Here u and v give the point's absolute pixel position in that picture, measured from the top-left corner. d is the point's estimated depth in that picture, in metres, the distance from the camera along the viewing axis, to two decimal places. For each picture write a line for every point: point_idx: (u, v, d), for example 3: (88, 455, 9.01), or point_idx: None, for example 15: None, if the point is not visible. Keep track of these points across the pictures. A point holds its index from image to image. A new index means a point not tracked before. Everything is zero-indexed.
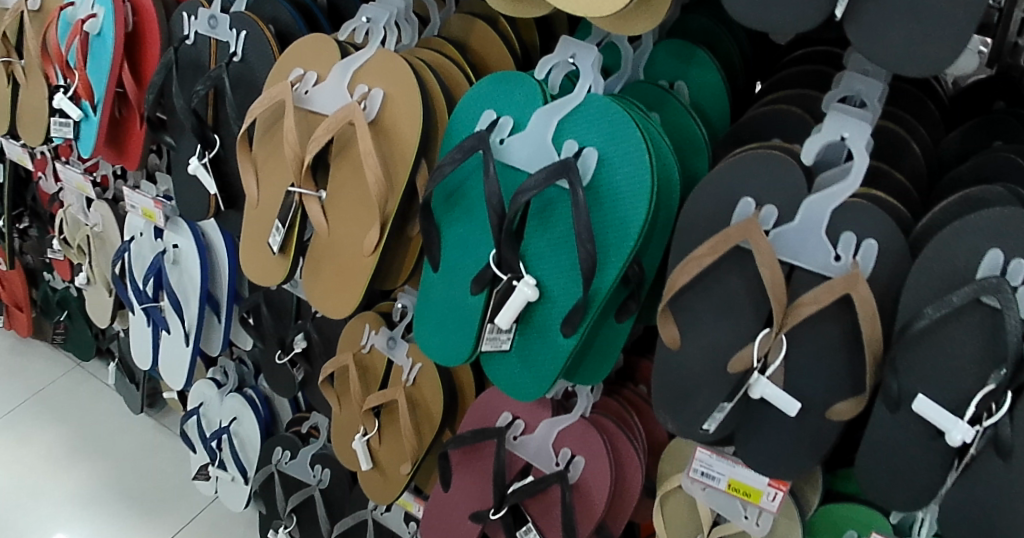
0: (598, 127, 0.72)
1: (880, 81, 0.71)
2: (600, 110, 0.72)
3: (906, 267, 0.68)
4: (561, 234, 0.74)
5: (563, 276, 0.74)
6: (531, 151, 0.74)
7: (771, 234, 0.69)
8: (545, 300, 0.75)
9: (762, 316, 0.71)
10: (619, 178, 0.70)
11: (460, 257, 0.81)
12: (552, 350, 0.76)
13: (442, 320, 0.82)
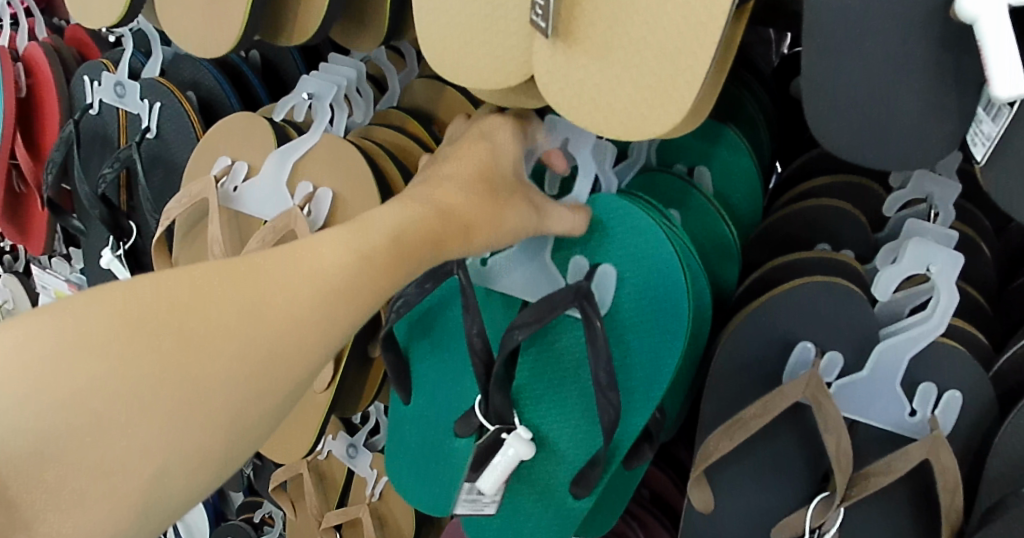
0: (620, 235, 0.57)
1: (958, 182, 0.58)
2: (619, 215, 0.57)
3: (993, 420, 0.53)
4: (574, 364, 0.60)
5: (576, 415, 0.60)
6: (522, 272, 0.63)
7: (832, 387, 0.55)
8: (553, 446, 0.61)
9: (815, 476, 0.57)
10: (645, 303, 0.56)
11: (439, 392, 0.66)
12: (562, 511, 0.61)
13: (421, 467, 0.67)
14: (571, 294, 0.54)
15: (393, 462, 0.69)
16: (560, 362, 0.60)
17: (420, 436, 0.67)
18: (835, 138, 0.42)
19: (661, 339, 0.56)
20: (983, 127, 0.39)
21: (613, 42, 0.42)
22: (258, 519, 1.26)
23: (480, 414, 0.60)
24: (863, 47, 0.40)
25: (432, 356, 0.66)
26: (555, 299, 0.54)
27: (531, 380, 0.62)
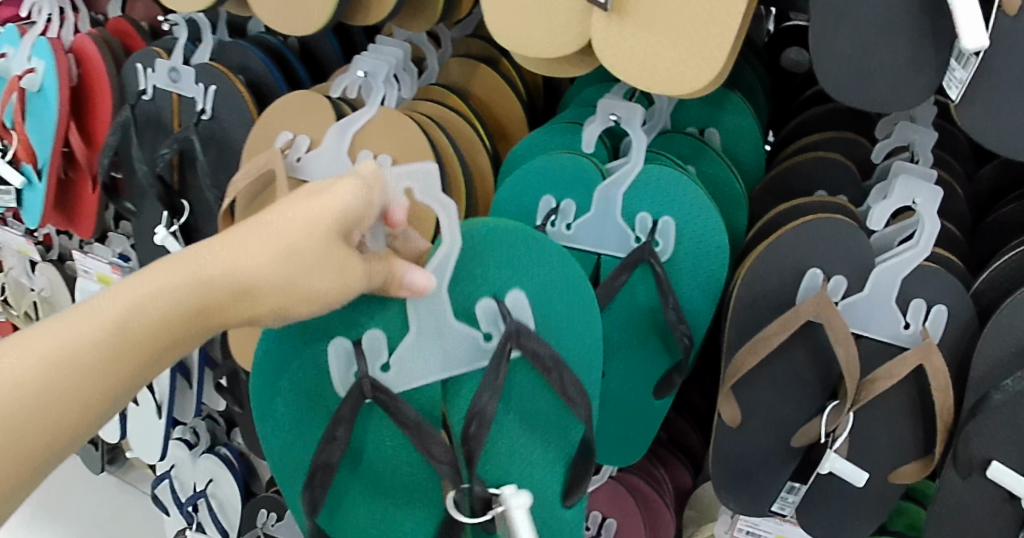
0: (489, 262, 0.56)
1: (933, 131, 0.65)
2: (476, 240, 0.56)
3: (975, 332, 0.63)
4: (511, 409, 0.61)
5: (548, 448, 0.62)
6: (437, 354, 0.56)
7: (839, 306, 0.64)
8: (536, 489, 0.62)
9: (827, 388, 0.66)
10: (554, 308, 0.58)
11: (378, 517, 0.62)
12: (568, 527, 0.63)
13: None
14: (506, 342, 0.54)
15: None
16: (500, 423, 0.61)
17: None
18: (836, 86, 0.51)
19: (580, 337, 0.60)
20: (957, 76, 0.47)
21: (656, 13, 0.51)
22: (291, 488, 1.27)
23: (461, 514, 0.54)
24: (860, 11, 0.49)
25: (347, 484, 0.61)
26: (500, 360, 0.54)
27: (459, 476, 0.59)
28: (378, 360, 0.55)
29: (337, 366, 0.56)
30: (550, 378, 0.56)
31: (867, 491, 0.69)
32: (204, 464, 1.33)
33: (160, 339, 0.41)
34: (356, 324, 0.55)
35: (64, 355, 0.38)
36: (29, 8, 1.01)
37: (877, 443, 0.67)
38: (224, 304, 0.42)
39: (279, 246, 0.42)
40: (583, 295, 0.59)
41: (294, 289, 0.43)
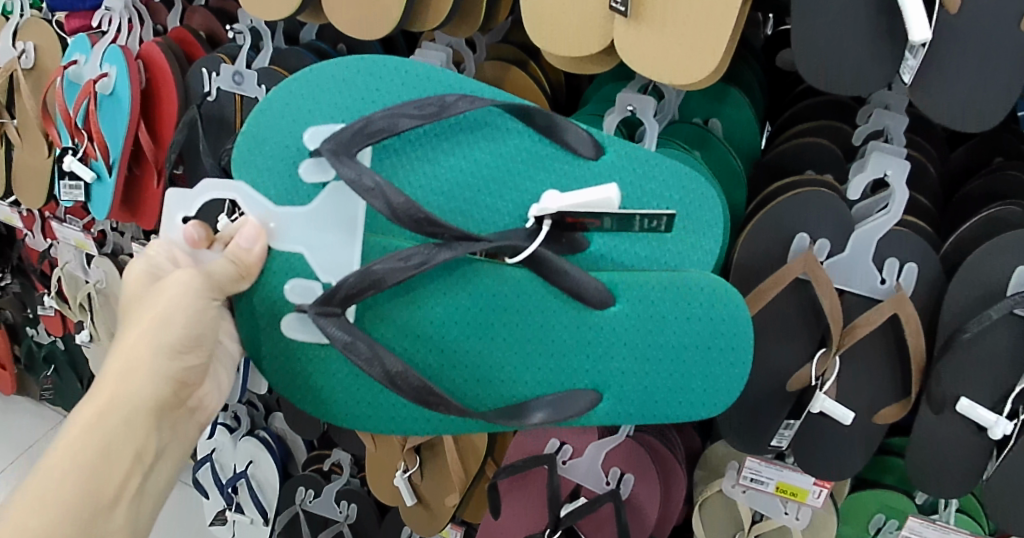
0: (288, 113, 0.59)
1: (905, 114, 0.74)
2: (267, 107, 0.59)
3: (942, 286, 0.73)
4: (444, 158, 0.61)
5: (528, 174, 0.61)
6: (326, 230, 0.59)
7: (825, 265, 0.74)
8: (557, 185, 0.61)
9: (816, 337, 0.76)
10: (363, 77, 0.59)
11: (584, 372, 0.63)
12: (620, 157, 0.61)
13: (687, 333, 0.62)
14: (337, 149, 0.56)
15: (729, 381, 0.63)
16: (440, 189, 0.60)
17: (647, 358, 0.63)
18: (819, 77, 0.61)
19: (422, 83, 0.60)
20: (909, 63, 0.58)
21: (666, 18, 0.62)
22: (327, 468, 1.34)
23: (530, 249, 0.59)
24: (831, 12, 0.60)
25: (488, 371, 0.63)
26: (348, 167, 0.56)
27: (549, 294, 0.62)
28: (315, 291, 0.60)
29: (299, 332, 0.61)
30: (407, 125, 0.57)
31: (854, 430, 0.79)
32: (244, 446, 1.38)
33: (99, 425, 0.56)
34: (282, 269, 0.60)
35: (55, 456, 0.55)
36: (101, 18, 1.13)
37: (862, 386, 0.77)
38: (125, 373, 0.57)
39: (147, 309, 0.58)
40: (388, 63, 0.60)
41: (154, 328, 0.57)
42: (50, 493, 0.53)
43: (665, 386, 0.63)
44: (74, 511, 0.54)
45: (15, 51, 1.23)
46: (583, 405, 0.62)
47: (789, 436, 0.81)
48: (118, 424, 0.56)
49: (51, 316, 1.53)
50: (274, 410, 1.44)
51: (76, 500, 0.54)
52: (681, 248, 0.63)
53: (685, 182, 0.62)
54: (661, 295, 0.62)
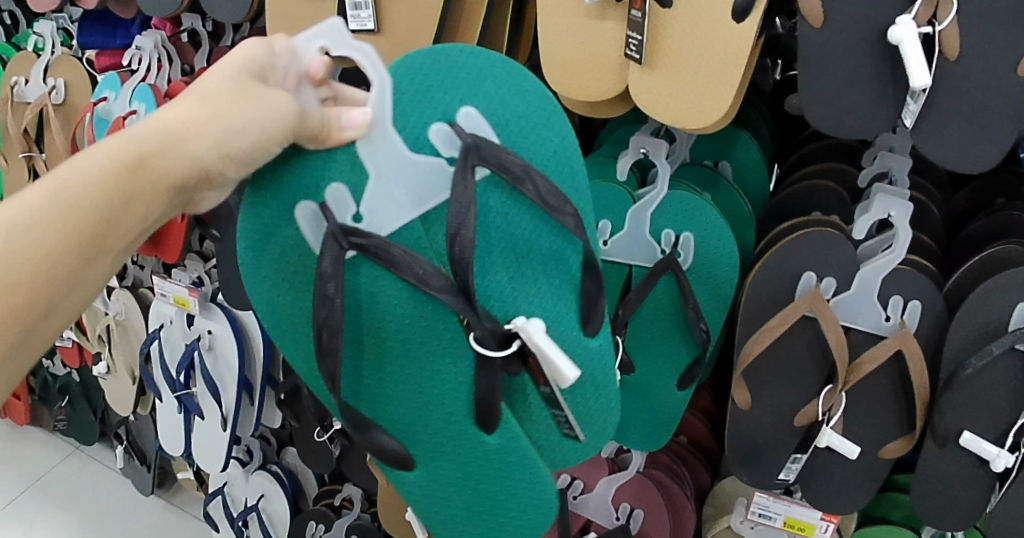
0: (441, 83, 0.56)
1: (908, 157, 0.77)
2: (458, 62, 0.57)
3: (945, 323, 0.75)
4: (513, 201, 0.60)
5: (545, 267, 0.62)
6: (396, 181, 0.55)
7: (831, 302, 0.77)
8: (552, 314, 0.62)
9: (823, 373, 0.78)
10: (537, 108, 0.59)
11: (423, 449, 0.64)
12: (600, 357, 0.65)
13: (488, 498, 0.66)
14: (470, 156, 0.55)
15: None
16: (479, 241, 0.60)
17: (452, 484, 0.65)
18: (824, 122, 0.65)
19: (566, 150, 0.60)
20: (910, 108, 0.62)
21: (679, 64, 0.66)
22: (337, 502, 1.33)
23: (489, 350, 0.59)
24: (835, 62, 0.64)
25: (371, 385, 0.62)
26: (462, 182, 0.55)
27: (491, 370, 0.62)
28: (348, 213, 0.55)
29: (307, 228, 0.55)
30: (525, 188, 0.57)
31: (861, 463, 0.81)
32: (256, 479, 1.39)
33: (105, 198, 0.46)
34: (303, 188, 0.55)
35: (24, 217, 0.44)
36: (131, 57, 1.19)
37: (869, 421, 0.79)
38: (157, 152, 0.47)
39: (237, 104, 0.48)
40: (547, 107, 0.59)
41: (224, 134, 0.48)
42: (31, 256, 0.45)
43: (440, 511, 0.67)
44: (31, 297, 0.45)
45: (46, 87, 1.27)
46: (392, 458, 0.63)
47: (795, 469, 0.82)
48: (122, 207, 0.47)
49: (69, 347, 1.57)
50: (287, 444, 1.43)
51: (41, 281, 0.45)
52: (552, 438, 0.68)
53: (604, 412, 0.67)
54: (509, 468, 0.65)
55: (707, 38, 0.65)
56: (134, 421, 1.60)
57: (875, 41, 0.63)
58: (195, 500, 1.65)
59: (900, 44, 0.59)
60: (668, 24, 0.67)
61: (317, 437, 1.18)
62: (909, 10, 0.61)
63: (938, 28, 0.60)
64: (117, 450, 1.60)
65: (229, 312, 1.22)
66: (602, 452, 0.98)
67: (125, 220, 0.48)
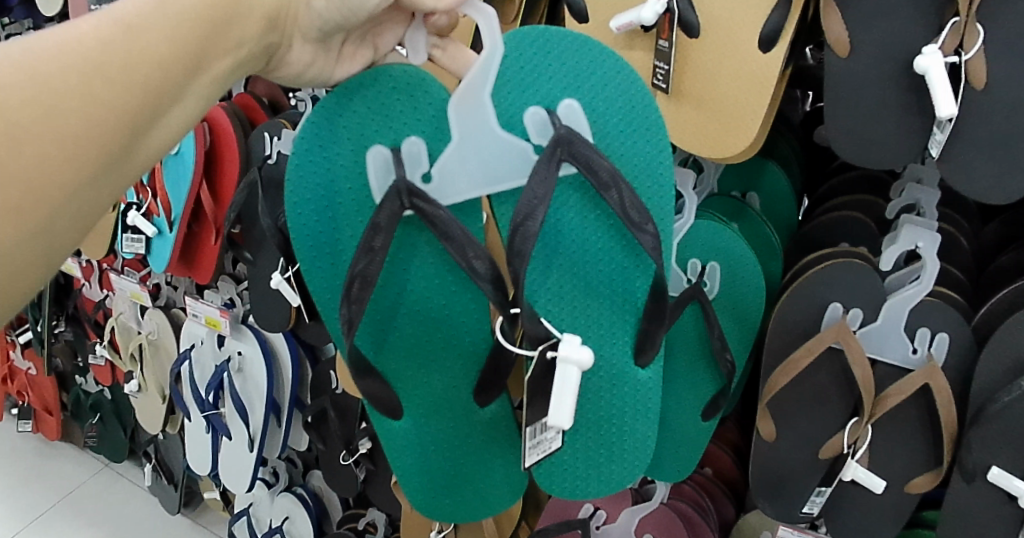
0: (543, 66, 0.60)
1: (937, 189, 0.77)
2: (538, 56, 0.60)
3: (973, 356, 0.75)
4: (585, 251, 0.64)
5: (607, 322, 0.65)
6: (501, 161, 0.60)
7: (857, 334, 0.76)
8: (448, 321, 0.66)
9: (849, 407, 0.78)
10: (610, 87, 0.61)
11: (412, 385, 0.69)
12: (646, 389, 0.66)
13: (430, 474, 0.72)
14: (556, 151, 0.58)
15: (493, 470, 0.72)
16: (547, 268, 0.64)
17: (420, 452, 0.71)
18: (849, 151, 0.66)
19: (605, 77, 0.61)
20: (937, 138, 0.63)
21: (705, 95, 0.68)
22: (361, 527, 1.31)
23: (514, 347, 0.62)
24: (861, 94, 0.65)
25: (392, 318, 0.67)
26: (390, 214, 0.59)
27: (467, 354, 0.68)
28: (419, 170, 0.60)
29: (374, 173, 0.61)
30: (610, 195, 0.60)
31: (885, 499, 0.80)
32: (281, 501, 1.40)
33: (191, 23, 0.51)
34: (528, 90, 0.60)
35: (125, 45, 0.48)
36: None
37: (895, 454, 0.78)
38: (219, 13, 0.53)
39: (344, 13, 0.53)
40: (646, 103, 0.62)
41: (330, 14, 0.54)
42: (138, 55, 0.48)
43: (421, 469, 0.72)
44: (140, 94, 0.48)
45: None
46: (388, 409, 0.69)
47: (820, 503, 0.81)
48: (223, 27, 0.53)
49: (102, 365, 1.62)
50: (313, 467, 1.44)
51: (148, 83, 0.49)
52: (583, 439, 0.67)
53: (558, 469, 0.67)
54: (466, 452, 0.71)
55: (733, 69, 0.67)
56: (163, 439, 1.62)
57: (901, 71, 0.64)
58: (219, 520, 1.66)
59: (926, 73, 0.60)
60: (695, 55, 0.68)
61: (342, 460, 1.21)
62: (935, 40, 0.62)
63: (964, 57, 0.61)
64: (146, 468, 1.63)
65: (259, 333, 1.25)
66: (626, 482, 0.98)
67: (229, 39, 0.53)
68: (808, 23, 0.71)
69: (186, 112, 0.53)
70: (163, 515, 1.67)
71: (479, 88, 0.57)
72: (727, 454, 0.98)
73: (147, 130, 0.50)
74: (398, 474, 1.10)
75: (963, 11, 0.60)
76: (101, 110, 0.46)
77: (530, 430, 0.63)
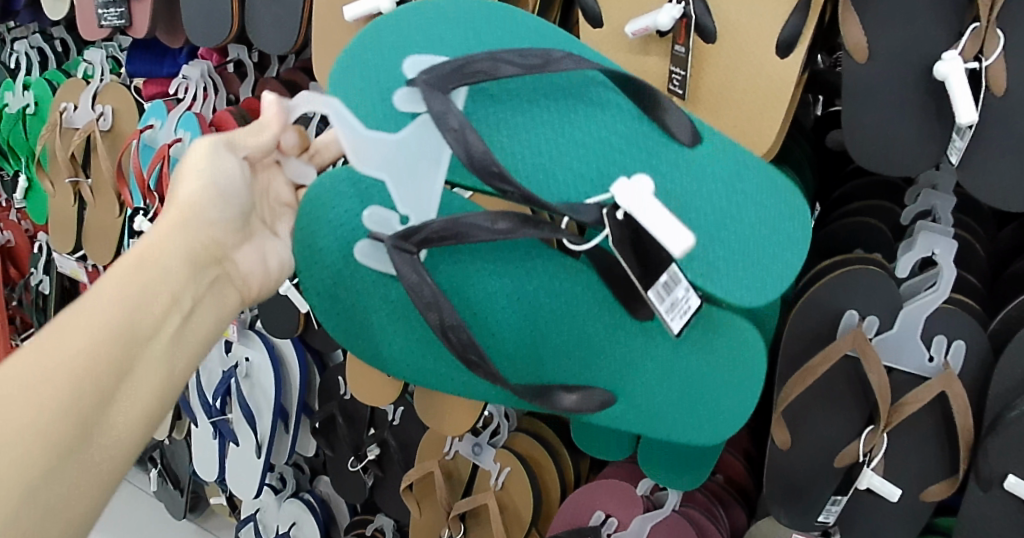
0: (392, 43, 0.61)
1: (952, 195, 0.76)
2: (389, 28, 0.62)
3: (990, 364, 0.74)
4: (550, 120, 0.62)
5: (632, 158, 0.62)
6: (424, 160, 0.59)
7: (873, 341, 0.76)
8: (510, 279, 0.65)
9: (865, 414, 0.77)
10: (472, 23, 0.62)
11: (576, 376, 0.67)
12: (713, 162, 0.62)
13: (669, 404, 0.67)
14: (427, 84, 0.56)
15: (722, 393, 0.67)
16: (550, 171, 0.61)
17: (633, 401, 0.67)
18: (866, 157, 0.66)
19: (451, 15, 0.62)
20: (956, 145, 0.62)
21: (723, 101, 0.67)
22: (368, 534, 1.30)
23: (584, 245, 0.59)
24: (880, 98, 0.65)
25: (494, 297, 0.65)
26: (412, 269, 0.58)
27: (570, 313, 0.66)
28: (393, 225, 0.61)
29: (372, 258, 0.63)
30: (505, 70, 0.57)
31: (902, 507, 0.79)
32: (289, 507, 1.39)
33: (130, 284, 0.50)
34: (400, 50, 0.61)
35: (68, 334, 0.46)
36: (177, 86, 1.21)
37: (911, 462, 0.78)
38: (151, 261, 0.53)
39: (227, 203, 0.59)
40: (500, 13, 0.63)
41: (227, 217, 0.59)
42: (75, 344, 0.46)
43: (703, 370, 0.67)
44: (92, 378, 0.46)
45: (94, 113, 1.28)
46: (597, 403, 0.64)
47: (835, 511, 0.81)
48: (155, 283, 0.52)
49: None
50: (320, 473, 1.45)
51: (98, 364, 0.46)
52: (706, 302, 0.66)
53: (733, 294, 0.59)
54: (671, 380, 0.67)
55: (752, 77, 0.66)
56: (168, 445, 1.62)
57: (920, 76, 0.63)
58: (225, 525, 1.66)
59: (946, 79, 0.60)
60: (712, 62, 0.67)
61: (350, 466, 1.20)
62: (955, 46, 0.61)
63: (985, 63, 0.60)
64: (152, 473, 1.62)
65: (267, 339, 1.25)
66: (637, 489, 0.97)
67: (162, 290, 0.52)
68: (824, 27, 0.70)
69: (152, 377, 0.50)
70: (168, 521, 1.66)
71: (353, 131, 0.58)
72: (739, 460, 0.98)
73: (116, 399, 0.47)
74: (407, 480, 1.09)
75: (984, 17, 0.60)
76: (50, 395, 0.44)
77: (656, 297, 0.57)
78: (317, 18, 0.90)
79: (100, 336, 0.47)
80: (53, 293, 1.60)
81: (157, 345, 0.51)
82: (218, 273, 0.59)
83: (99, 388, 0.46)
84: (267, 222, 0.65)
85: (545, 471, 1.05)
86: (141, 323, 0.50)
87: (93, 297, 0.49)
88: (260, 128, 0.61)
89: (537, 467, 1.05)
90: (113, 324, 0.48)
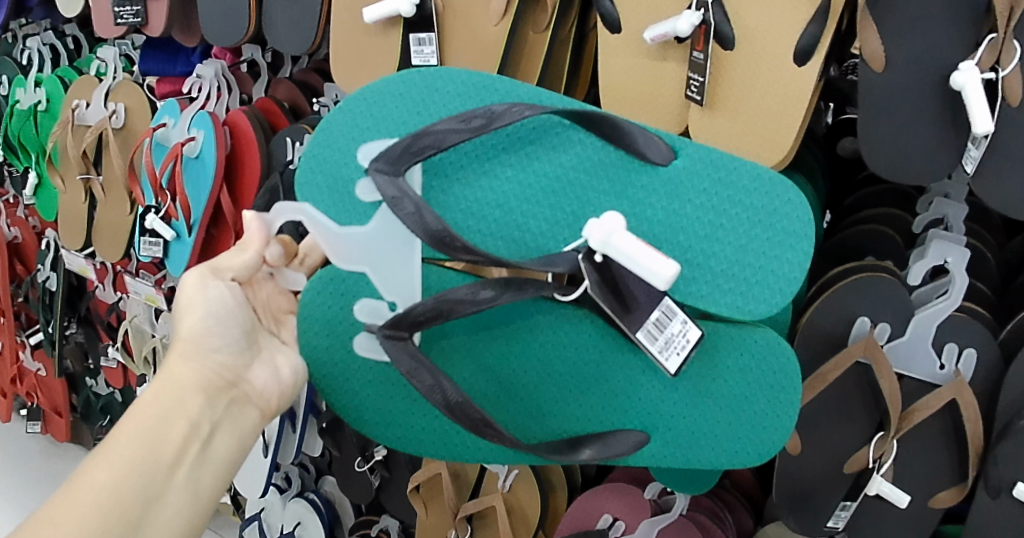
0: (344, 134, 0.62)
1: (964, 204, 0.77)
2: (340, 118, 0.62)
3: (1000, 372, 0.74)
4: (515, 174, 0.63)
5: (606, 192, 0.62)
6: (398, 247, 0.62)
7: (884, 348, 0.76)
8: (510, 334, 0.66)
9: (875, 421, 0.78)
10: (410, 92, 0.62)
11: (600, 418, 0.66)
12: (689, 177, 0.61)
13: (710, 427, 0.65)
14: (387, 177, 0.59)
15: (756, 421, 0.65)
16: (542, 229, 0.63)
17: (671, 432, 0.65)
18: (881, 165, 0.66)
19: (389, 92, 0.62)
20: (971, 154, 0.63)
21: (741, 107, 0.68)
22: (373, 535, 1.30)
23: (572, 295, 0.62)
24: (896, 107, 0.65)
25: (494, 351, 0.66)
26: (405, 353, 0.61)
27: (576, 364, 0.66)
28: (385, 310, 0.64)
29: (369, 342, 0.65)
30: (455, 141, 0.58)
31: (911, 514, 0.80)
32: (293, 507, 1.39)
33: (143, 426, 0.56)
34: (359, 129, 0.62)
35: (91, 473, 0.52)
36: (191, 85, 1.22)
37: (921, 469, 0.78)
38: (162, 396, 0.58)
39: (229, 329, 0.61)
40: (424, 74, 0.62)
41: (229, 345, 0.61)
42: (94, 486, 0.52)
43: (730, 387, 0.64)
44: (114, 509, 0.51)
45: (106, 111, 1.29)
46: (629, 445, 0.64)
47: (845, 517, 0.81)
48: (164, 417, 0.56)
49: (114, 368, 1.62)
50: (325, 473, 1.44)
51: (116, 498, 0.52)
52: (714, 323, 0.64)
53: (736, 306, 0.61)
54: (706, 402, 0.65)
55: (769, 85, 0.67)
56: None
57: (937, 86, 0.64)
58: (227, 524, 1.65)
59: (963, 89, 0.60)
60: (730, 68, 0.68)
61: (358, 466, 1.21)
62: (972, 56, 0.62)
63: (1002, 74, 0.61)
64: None
65: None
66: (646, 494, 0.97)
67: (173, 422, 0.57)
68: (841, 34, 0.71)
69: (177, 503, 0.55)
70: None
71: (331, 232, 0.61)
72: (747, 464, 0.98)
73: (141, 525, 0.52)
74: (413, 482, 1.09)
75: (1001, 27, 0.60)
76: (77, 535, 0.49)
77: (648, 336, 0.60)
78: (334, 19, 0.91)
79: (119, 466, 0.53)
80: (61, 290, 1.60)
81: (178, 472, 0.56)
82: (232, 397, 0.61)
83: (127, 519, 0.52)
84: (273, 332, 0.67)
85: (553, 474, 1.05)
86: (156, 452, 0.55)
87: (111, 444, 0.54)
88: (239, 250, 0.63)
89: (545, 470, 1.06)
90: (129, 461, 0.53)
